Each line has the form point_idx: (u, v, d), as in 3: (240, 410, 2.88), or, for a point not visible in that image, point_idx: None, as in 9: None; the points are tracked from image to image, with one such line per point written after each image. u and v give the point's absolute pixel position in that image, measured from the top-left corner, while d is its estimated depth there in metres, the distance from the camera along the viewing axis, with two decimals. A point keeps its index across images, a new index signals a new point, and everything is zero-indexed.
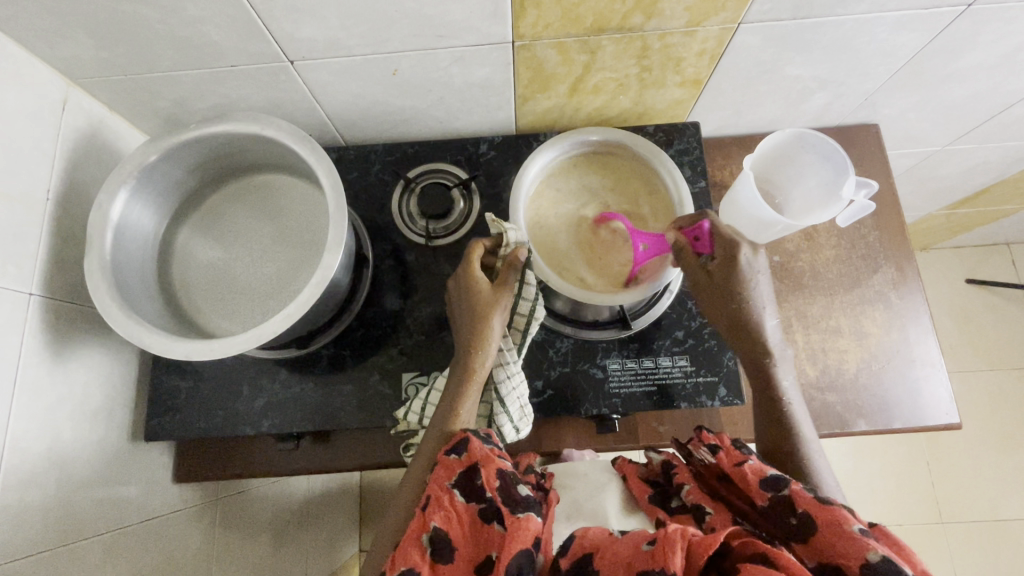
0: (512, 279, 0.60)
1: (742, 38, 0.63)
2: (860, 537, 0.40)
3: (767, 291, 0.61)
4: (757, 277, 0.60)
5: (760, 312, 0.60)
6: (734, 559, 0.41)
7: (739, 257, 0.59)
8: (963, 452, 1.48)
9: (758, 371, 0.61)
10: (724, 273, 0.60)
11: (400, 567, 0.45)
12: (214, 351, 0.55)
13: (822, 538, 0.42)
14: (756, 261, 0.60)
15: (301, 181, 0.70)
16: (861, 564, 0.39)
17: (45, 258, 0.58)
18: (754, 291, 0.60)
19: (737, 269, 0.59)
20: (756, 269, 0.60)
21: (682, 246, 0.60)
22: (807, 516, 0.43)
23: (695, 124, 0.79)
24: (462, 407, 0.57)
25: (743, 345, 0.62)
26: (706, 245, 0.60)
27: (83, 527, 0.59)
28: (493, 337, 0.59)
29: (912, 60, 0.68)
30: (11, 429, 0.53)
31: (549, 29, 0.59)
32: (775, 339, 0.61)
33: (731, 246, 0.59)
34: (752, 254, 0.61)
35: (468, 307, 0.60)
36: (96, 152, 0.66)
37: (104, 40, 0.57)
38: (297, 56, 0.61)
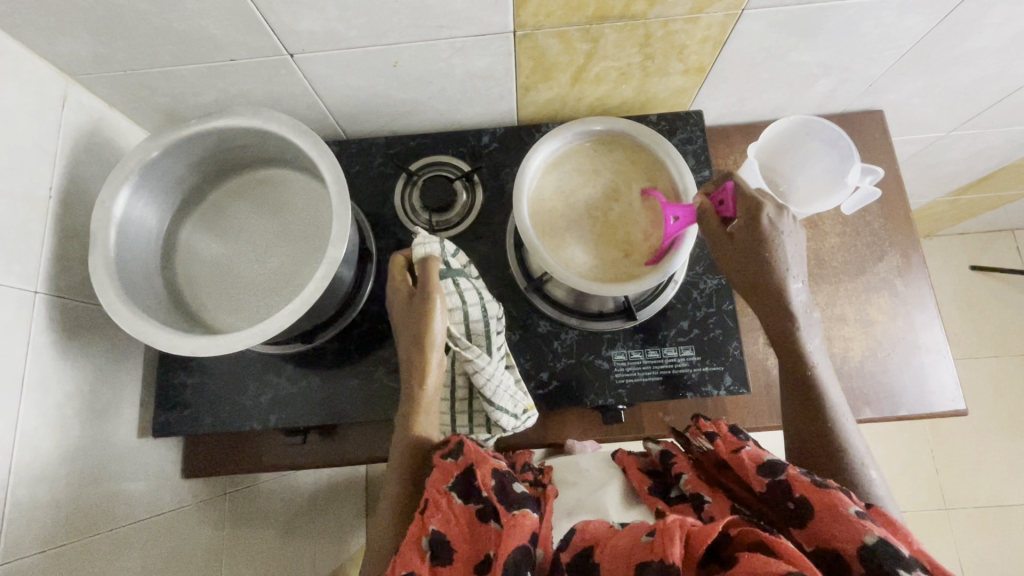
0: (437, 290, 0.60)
1: (746, 24, 0.62)
2: (855, 520, 0.41)
3: (794, 253, 0.59)
4: (783, 238, 0.58)
5: (787, 272, 0.58)
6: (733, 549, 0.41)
7: (761, 216, 0.57)
8: (967, 438, 1.49)
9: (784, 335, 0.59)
10: (745, 235, 0.58)
11: (401, 571, 0.45)
12: (220, 347, 0.55)
13: (820, 522, 0.43)
14: (782, 220, 0.58)
15: (303, 176, 0.69)
16: (858, 546, 0.40)
17: (49, 257, 0.58)
18: (778, 252, 0.58)
19: (760, 227, 0.58)
20: (783, 229, 0.58)
21: (705, 210, 0.61)
22: (804, 500, 0.44)
23: (699, 113, 0.78)
24: (419, 421, 0.58)
25: (764, 308, 0.60)
26: (730, 208, 0.61)
27: (94, 522, 0.59)
28: (436, 345, 0.58)
29: (918, 44, 0.68)
30: (20, 427, 0.54)
31: (551, 17, 0.59)
32: (799, 305, 0.59)
33: (755, 207, 0.58)
34: (777, 212, 0.58)
35: (410, 322, 0.60)
36: (97, 149, 0.66)
37: (102, 35, 0.57)
38: (296, 49, 0.61)
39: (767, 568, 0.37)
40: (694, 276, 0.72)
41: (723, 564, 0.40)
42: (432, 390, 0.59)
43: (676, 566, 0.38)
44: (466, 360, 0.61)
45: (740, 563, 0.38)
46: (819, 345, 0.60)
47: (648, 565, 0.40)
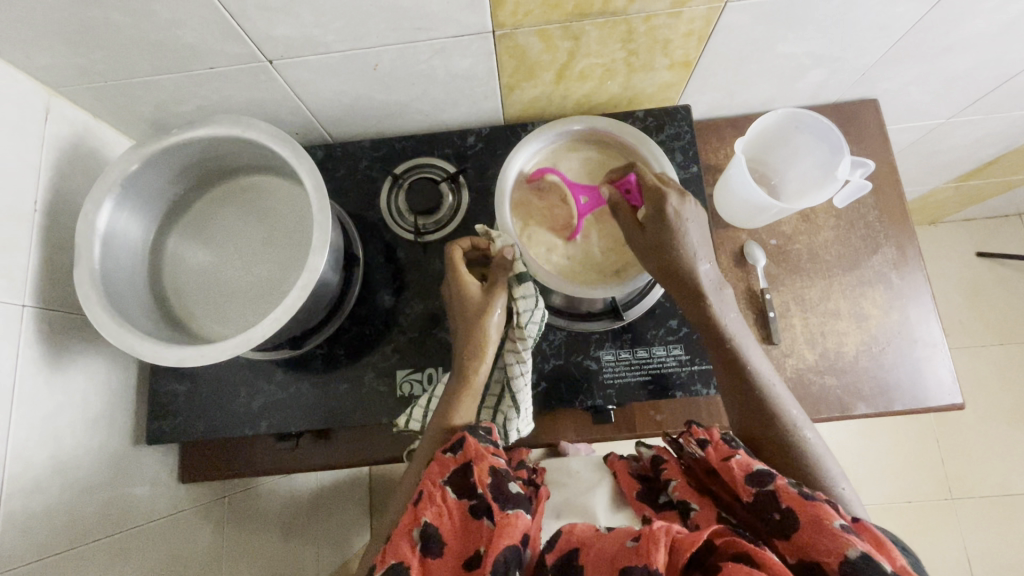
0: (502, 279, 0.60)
1: (730, 17, 0.61)
2: (840, 533, 0.40)
3: (700, 236, 0.60)
4: (688, 224, 0.58)
5: (695, 256, 0.59)
6: (717, 556, 0.41)
7: (665, 210, 0.57)
8: (973, 427, 1.47)
9: (705, 321, 0.59)
10: (653, 227, 0.58)
11: (390, 561, 0.46)
12: (204, 357, 0.55)
13: (804, 535, 0.42)
14: (685, 208, 0.58)
15: (288, 182, 0.69)
16: (840, 560, 0.39)
17: (37, 270, 0.59)
18: (685, 239, 0.58)
19: (668, 221, 0.58)
20: (687, 216, 0.58)
21: (617, 202, 0.61)
22: (790, 512, 0.43)
23: (687, 107, 0.77)
24: (456, 411, 0.57)
25: (677, 291, 0.60)
26: (637, 196, 0.62)
27: (88, 530, 0.60)
28: (490, 340, 0.60)
29: (911, 31, 0.66)
30: (12, 438, 0.54)
31: (530, 16, 0.58)
32: (709, 284, 0.60)
33: (660, 199, 0.57)
34: (680, 201, 0.58)
35: (463, 312, 0.61)
36: (82, 160, 0.66)
37: (81, 48, 0.57)
38: (275, 55, 0.60)
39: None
40: None
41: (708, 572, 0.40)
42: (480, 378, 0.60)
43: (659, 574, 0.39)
44: (513, 352, 0.61)
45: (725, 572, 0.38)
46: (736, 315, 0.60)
47: (631, 570, 0.40)
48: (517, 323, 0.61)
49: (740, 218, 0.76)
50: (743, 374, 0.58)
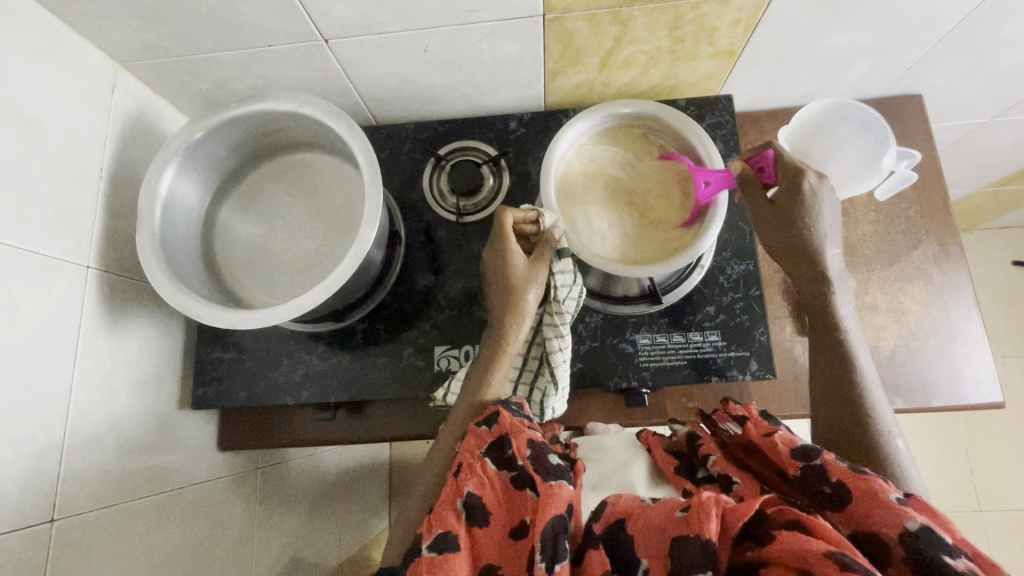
0: (548, 255, 0.61)
1: (779, 5, 0.61)
2: (896, 506, 0.40)
3: (833, 222, 0.60)
4: (822, 205, 0.59)
5: (822, 238, 0.59)
6: (766, 526, 0.41)
7: (803, 184, 0.58)
8: (1004, 440, 1.43)
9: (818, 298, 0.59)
10: (785, 200, 0.59)
11: (437, 530, 0.46)
12: (257, 320, 0.58)
13: (858, 507, 0.42)
14: (821, 188, 0.59)
15: (336, 159, 0.71)
16: (900, 532, 0.39)
17: (100, 234, 0.62)
18: (819, 217, 0.59)
19: (802, 194, 0.58)
20: (823, 197, 0.59)
21: (747, 176, 0.63)
22: (841, 485, 0.43)
23: (729, 97, 0.78)
24: (493, 380, 0.59)
25: (800, 272, 0.61)
26: (771, 175, 0.62)
27: (138, 487, 0.62)
28: (529, 314, 0.61)
29: (960, 24, 0.65)
30: (74, 393, 0.57)
31: (581, 0, 0.59)
32: (834, 270, 0.59)
33: (797, 175, 0.59)
34: (818, 180, 0.59)
35: (505, 282, 0.61)
36: (143, 133, 0.69)
37: (149, 23, 0.60)
38: (331, 35, 0.62)
39: (808, 549, 0.37)
40: (722, 261, 0.71)
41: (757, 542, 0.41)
42: (519, 347, 0.61)
43: (713, 543, 0.39)
44: (551, 326, 0.62)
45: (776, 540, 0.39)
46: (852, 312, 0.59)
47: (683, 539, 0.40)
48: (554, 298, 0.62)
49: None
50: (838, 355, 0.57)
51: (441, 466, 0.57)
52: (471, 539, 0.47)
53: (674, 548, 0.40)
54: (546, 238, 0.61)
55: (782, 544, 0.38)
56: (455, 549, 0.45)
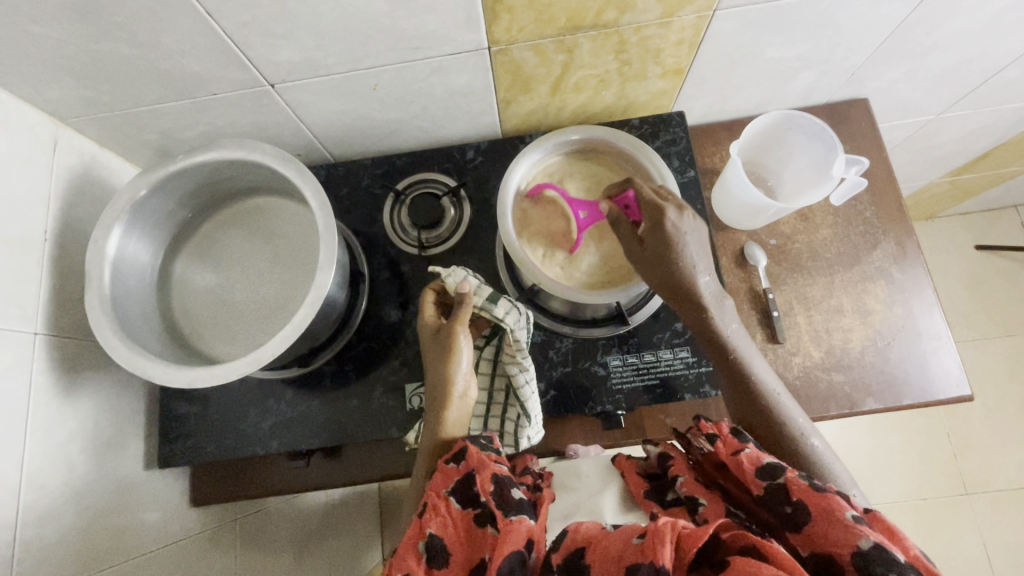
0: (465, 306, 0.61)
1: (719, 24, 0.62)
2: (852, 525, 0.41)
3: (699, 249, 0.60)
4: (684, 236, 0.59)
5: (693, 266, 0.59)
6: (725, 551, 0.41)
7: (665, 222, 0.58)
8: (984, 421, 1.46)
9: (701, 322, 0.59)
10: (653, 238, 0.59)
11: (397, 573, 0.45)
12: (215, 376, 0.56)
13: (816, 527, 0.42)
14: (683, 220, 0.59)
15: (293, 203, 0.70)
16: (853, 551, 0.39)
17: (48, 298, 0.60)
18: (682, 252, 0.58)
19: (665, 229, 0.58)
20: (685, 230, 0.59)
21: (617, 218, 0.62)
22: (801, 505, 0.44)
23: (681, 114, 0.79)
24: (435, 462, 0.56)
25: (684, 310, 0.60)
26: (636, 211, 0.63)
27: (103, 556, 0.60)
28: (455, 399, 0.59)
29: (896, 31, 0.67)
30: (26, 466, 0.55)
31: (523, 32, 0.59)
32: (710, 295, 0.60)
33: (658, 213, 0.58)
34: (677, 215, 0.59)
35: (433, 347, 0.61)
36: (90, 188, 0.67)
37: (88, 80, 0.58)
38: (277, 79, 0.62)
39: (761, 572, 0.36)
40: None
41: (715, 567, 0.40)
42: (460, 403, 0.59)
43: (667, 570, 0.39)
44: (513, 364, 0.62)
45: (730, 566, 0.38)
46: (739, 326, 0.60)
47: (638, 568, 0.40)
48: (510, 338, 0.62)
49: (741, 219, 0.77)
50: (734, 364, 0.59)
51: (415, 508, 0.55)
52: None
53: None
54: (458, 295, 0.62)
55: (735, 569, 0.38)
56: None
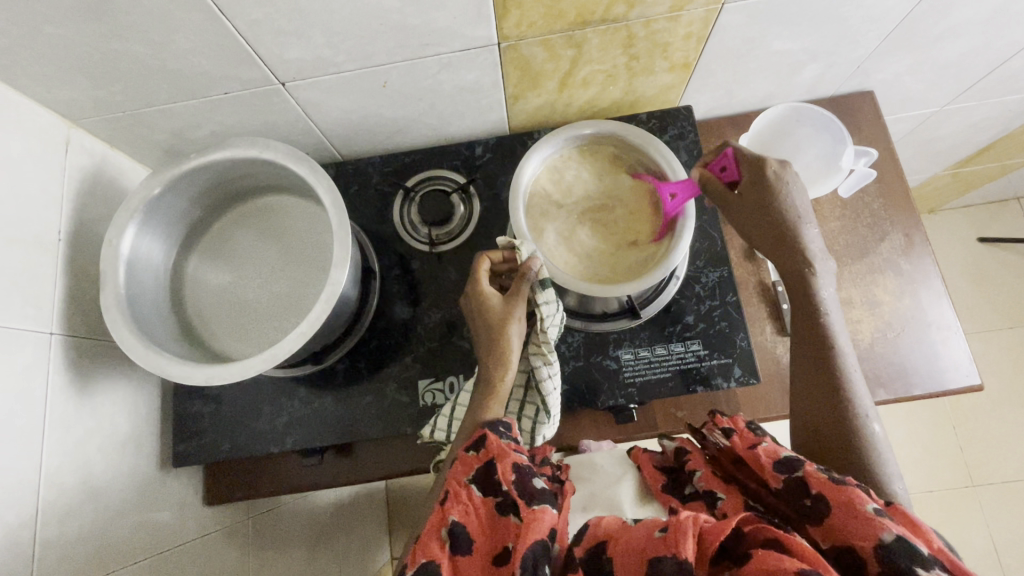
0: (525, 290, 0.60)
1: (727, 18, 0.63)
2: (874, 518, 0.41)
3: (802, 204, 0.61)
4: (790, 191, 0.60)
5: (801, 218, 0.60)
6: (746, 543, 0.41)
7: (767, 171, 0.60)
8: (990, 413, 1.46)
9: (797, 275, 0.59)
10: (753, 190, 0.61)
11: (420, 560, 0.45)
12: (232, 373, 0.56)
13: (835, 520, 0.43)
14: (786, 173, 0.61)
15: (304, 201, 0.71)
16: (875, 544, 0.40)
17: (63, 299, 0.60)
18: (790, 202, 0.60)
19: (767, 184, 0.60)
20: (789, 182, 0.60)
21: (710, 176, 0.64)
22: (821, 498, 0.44)
23: (688, 108, 0.79)
24: (492, 407, 0.57)
25: (775, 256, 0.61)
26: (733, 171, 0.64)
27: (122, 555, 0.60)
28: (513, 359, 0.59)
29: (902, 23, 0.68)
30: (44, 465, 0.55)
31: (533, 27, 0.60)
32: (814, 247, 0.60)
33: (762, 165, 0.61)
34: (779, 167, 0.61)
35: (484, 327, 0.60)
36: (102, 189, 0.67)
37: (100, 80, 0.59)
38: (288, 78, 0.62)
39: (783, 568, 0.37)
40: (696, 269, 0.72)
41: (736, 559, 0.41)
42: (507, 387, 0.59)
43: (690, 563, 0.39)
44: (539, 355, 0.62)
45: (753, 560, 0.39)
46: (833, 293, 0.59)
47: (661, 561, 0.40)
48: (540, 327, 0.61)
49: None
50: (820, 350, 0.57)
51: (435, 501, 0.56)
52: (453, 567, 0.45)
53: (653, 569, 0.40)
54: (523, 272, 0.59)
55: (757, 562, 0.38)
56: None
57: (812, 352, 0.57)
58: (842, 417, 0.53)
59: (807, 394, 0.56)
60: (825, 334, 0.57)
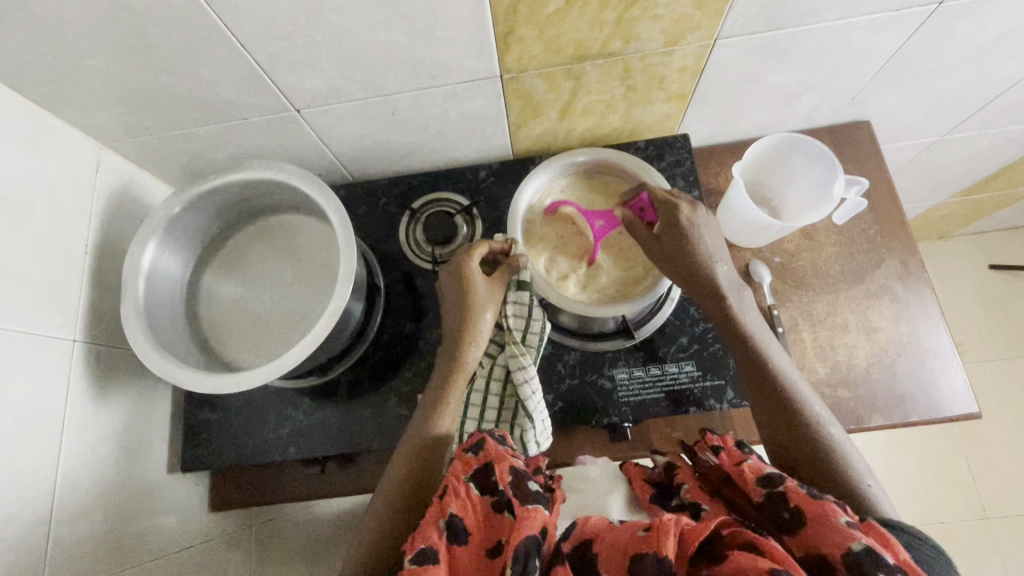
0: (507, 279, 0.64)
1: (720, 52, 0.66)
2: (845, 529, 0.42)
3: (714, 242, 0.63)
4: (700, 232, 0.62)
5: (709, 258, 0.62)
6: (724, 546, 0.43)
7: (680, 219, 0.62)
8: (1004, 443, 1.43)
9: (723, 314, 0.61)
10: (671, 235, 0.62)
11: (418, 546, 0.47)
12: (241, 382, 0.59)
13: (811, 530, 0.44)
14: (696, 216, 0.62)
15: (314, 220, 0.74)
16: (844, 552, 0.41)
17: (87, 309, 0.64)
18: (698, 245, 0.62)
19: (681, 228, 0.62)
20: (699, 223, 0.62)
21: (631, 218, 0.65)
22: (798, 510, 0.45)
23: (686, 136, 0.82)
24: (464, 358, 0.62)
25: (703, 295, 0.62)
26: (651, 213, 0.65)
27: (129, 555, 0.63)
28: (483, 337, 0.62)
29: (893, 58, 0.70)
30: (61, 466, 0.58)
31: (534, 61, 0.63)
32: (727, 283, 0.62)
33: (672, 211, 0.62)
34: (690, 211, 0.62)
35: (459, 305, 0.63)
36: (127, 206, 0.72)
37: (130, 106, 0.63)
38: (303, 105, 0.66)
39: (756, 566, 0.39)
40: None
41: (714, 560, 0.43)
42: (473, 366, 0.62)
43: (669, 562, 0.41)
44: (514, 359, 0.63)
45: (727, 560, 0.41)
46: (756, 314, 0.62)
47: (643, 558, 0.42)
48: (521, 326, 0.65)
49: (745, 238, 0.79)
50: (761, 367, 0.59)
51: (398, 471, 0.57)
52: (450, 556, 0.47)
53: (634, 567, 0.42)
54: (512, 264, 0.64)
55: (733, 562, 0.40)
56: (435, 563, 0.45)
57: (755, 378, 0.59)
58: (796, 433, 0.55)
59: (764, 416, 0.58)
60: (766, 362, 0.59)
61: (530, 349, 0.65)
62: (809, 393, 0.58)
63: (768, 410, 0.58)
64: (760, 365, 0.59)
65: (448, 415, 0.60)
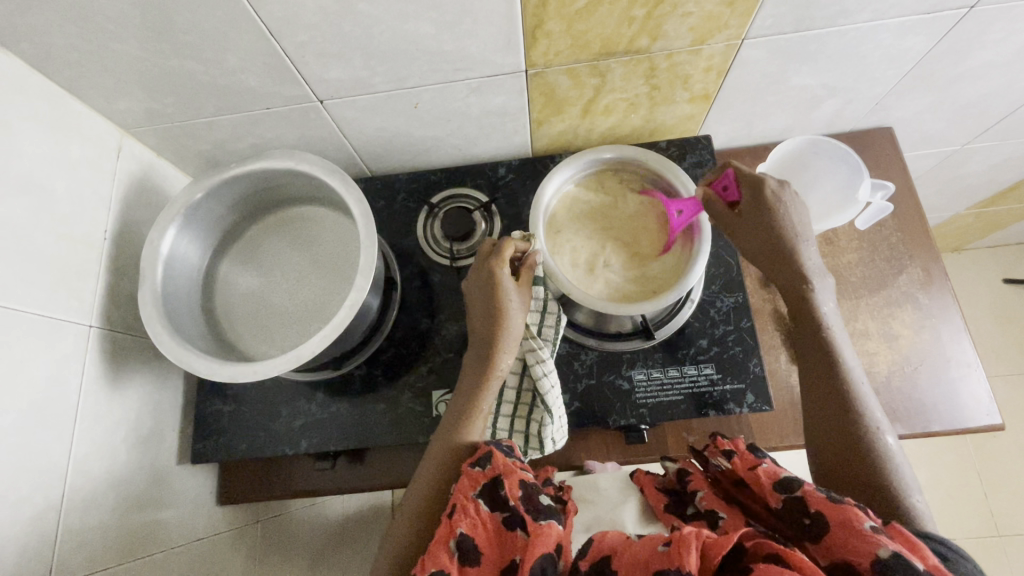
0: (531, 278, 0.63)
1: (747, 52, 0.65)
2: (870, 535, 0.40)
3: (802, 218, 0.62)
4: (787, 208, 0.61)
5: (796, 233, 0.61)
6: (746, 560, 0.42)
7: (767, 192, 0.61)
8: (1018, 459, 1.41)
9: (797, 293, 0.60)
10: (753, 211, 0.61)
11: (429, 568, 0.46)
12: (256, 372, 0.58)
13: (835, 537, 0.42)
14: (784, 190, 0.61)
15: (332, 212, 0.74)
16: (872, 560, 0.39)
17: (104, 295, 0.63)
18: (786, 218, 0.61)
19: (767, 202, 0.61)
20: (785, 198, 0.61)
21: (712, 197, 0.64)
22: (819, 516, 0.44)
23: (708, 137, 0.81)
24: (499, 358, 0.60)
25: (784, 272, 0.61)
26: (734, 192, 0.63)
27: (137, 547, 0.62)
28: (512, 338, 0.60)
29: (920, 63, 0.69)
30: (73, 452, 0.57)
31: (560, 56, 0.63)
32: (812, 262, 0.61)
33: (759, 183, 0.61)
34: (778, 185, 0.62)
35: (486, 308, 0.61)
36: (146, 194, 0.72)
37: (154, 93, 0.63)
38: (326, 96, 0.66)
39: None
40: (711, 294, 0.73)
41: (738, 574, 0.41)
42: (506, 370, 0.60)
43: None
44: (532, 352, 0.63)
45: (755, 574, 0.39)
46: (834, 306, 0.60)
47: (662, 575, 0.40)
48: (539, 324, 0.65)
49: None
50: (830, 364, 0.57)
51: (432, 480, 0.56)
52: None
53: None
54: (529, 264, 0.63)
55: None
56: None
57: (817, 372, 0.58)
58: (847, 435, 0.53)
59: (819, 417, 0.56)
60: (831, 354, 0.58)
61: (547, 342, 0.65)
62: (873, 399, 0.56)
63: (825, 412, 0.56)
64: (828, 353, 0.58)
65: (479, 423, 0.58)
